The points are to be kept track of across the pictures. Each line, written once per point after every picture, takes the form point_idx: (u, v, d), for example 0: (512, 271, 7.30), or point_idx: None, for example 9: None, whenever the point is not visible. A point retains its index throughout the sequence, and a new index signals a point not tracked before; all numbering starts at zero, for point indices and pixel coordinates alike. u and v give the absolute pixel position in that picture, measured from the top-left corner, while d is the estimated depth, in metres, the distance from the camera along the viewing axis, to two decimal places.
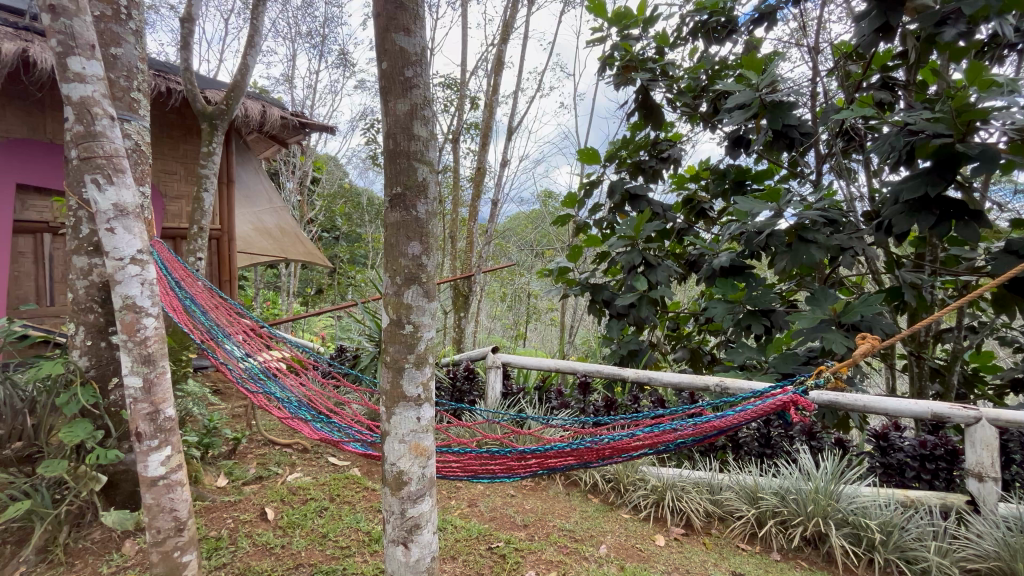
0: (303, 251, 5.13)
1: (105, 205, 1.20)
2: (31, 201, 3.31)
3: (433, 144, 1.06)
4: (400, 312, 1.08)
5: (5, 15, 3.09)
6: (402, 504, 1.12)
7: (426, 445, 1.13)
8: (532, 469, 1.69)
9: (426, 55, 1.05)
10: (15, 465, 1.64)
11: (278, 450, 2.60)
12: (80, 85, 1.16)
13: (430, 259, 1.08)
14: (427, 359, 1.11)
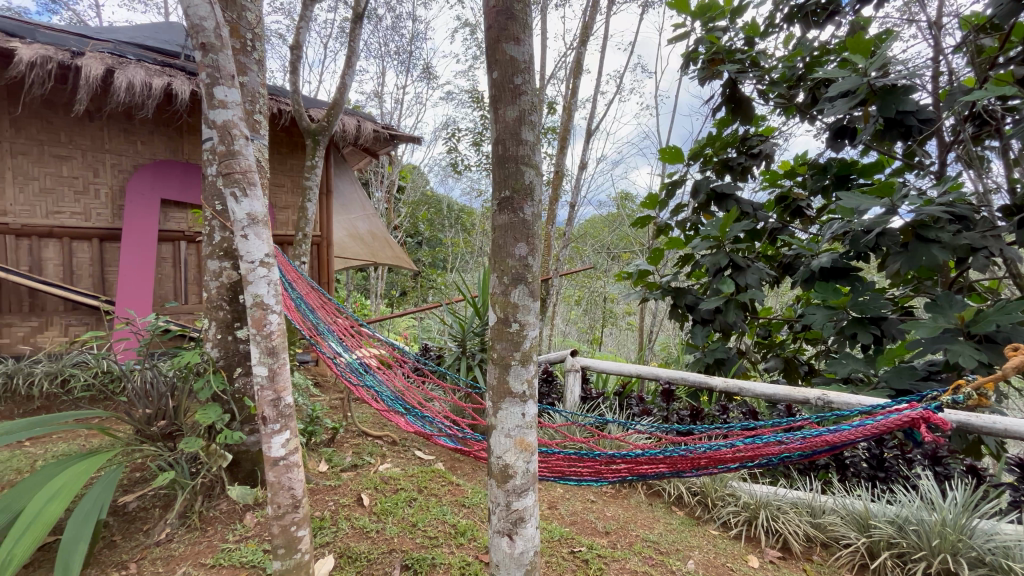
0: (391, 254, 5.47)
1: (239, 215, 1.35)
2: (173, 213, 3.84)
3: (539, 148, 1.08)
4: (507, 310, 1.10)
5: (155, 55, 3.62)
6: (508, 496, 1.14)
7: (530, 441, 1.16)
8: (621, 474, 1.67)
9: (534, 62, 1.08)
10: (161, 441, 1.92)
11: (370, 441, 2.78)
12: (221, 112, 1.33)
13: (535, 259, 1.10)
14: (532, 357, 1.13)
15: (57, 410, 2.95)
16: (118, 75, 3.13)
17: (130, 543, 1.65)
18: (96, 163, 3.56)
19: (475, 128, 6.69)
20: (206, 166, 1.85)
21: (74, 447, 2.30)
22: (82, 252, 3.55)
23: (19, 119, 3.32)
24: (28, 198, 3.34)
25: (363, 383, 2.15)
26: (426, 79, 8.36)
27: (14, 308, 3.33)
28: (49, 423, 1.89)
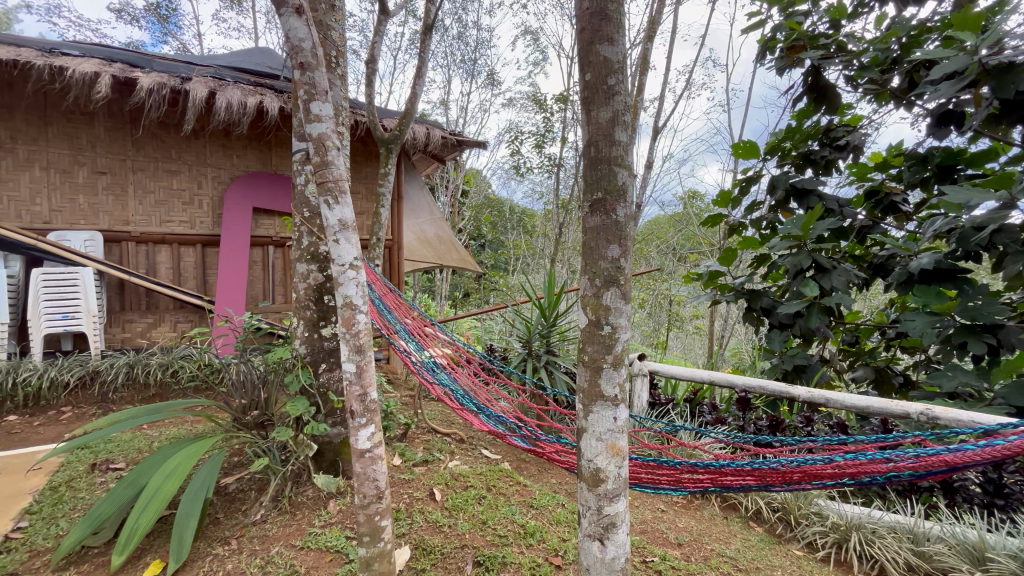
0: (457, 257, 5.58)
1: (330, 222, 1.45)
2: (263, 220, 4.18)
3: (631, 149, 1.07)
4: (599, 313, 1.09)
5: (249, 77, 3.97)
6: (599, 500, 1.13)
7: (621, 446, 1.13)
8: (703, 485, 1.61)
9: (627, 62, 1.07)
10: (255, 429, 2.10)
11: (439, 437, 2.87)
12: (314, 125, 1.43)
13: (627, 261, 1.09)
14: (623, 360, 1.12)
15: (168, 398, 3.31)
16: (218, 96, 3.46)
17: (231, 521, 1.81)
18: (200, 176, 3.96)
19: (538, 130, 6.72)
20: (297, 176, 2.00)
21: (183, 432, 2.56)
22: (188, 256, 3.96)
23: (139, 139, 3.76)
24: (146, 209, 3.78)
25: (439, 382, 2.22)
26: (491, 85, 8.53)
27: (134, 306, 3.78)
28: (164, 409, 2.12)
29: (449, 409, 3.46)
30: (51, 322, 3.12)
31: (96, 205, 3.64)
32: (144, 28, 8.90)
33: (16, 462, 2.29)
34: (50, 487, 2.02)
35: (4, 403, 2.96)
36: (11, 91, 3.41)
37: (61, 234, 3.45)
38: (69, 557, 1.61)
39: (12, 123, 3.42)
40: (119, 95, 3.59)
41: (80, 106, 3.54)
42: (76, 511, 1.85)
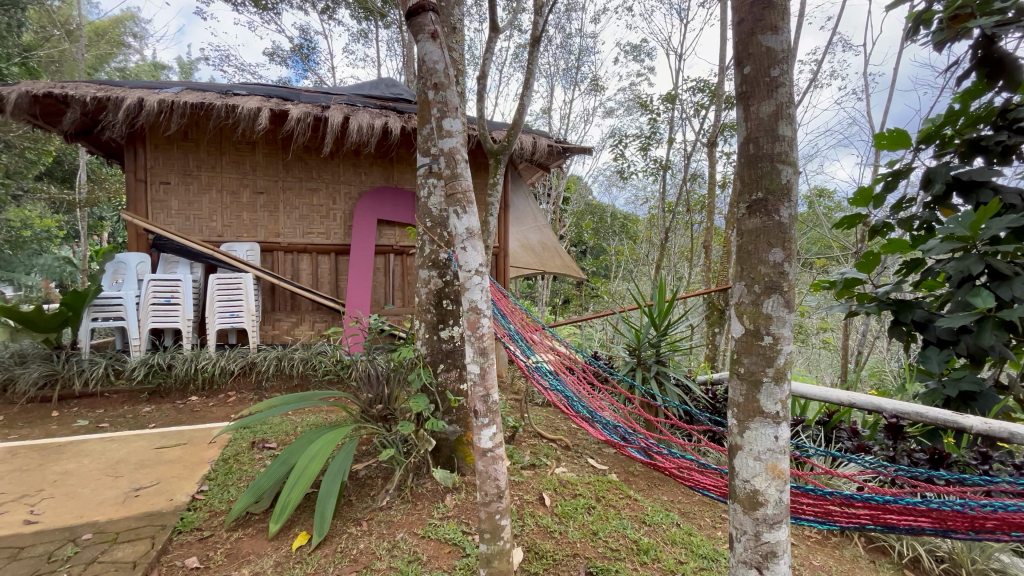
0: (560, 263, 5.67)
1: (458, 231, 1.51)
2: (385, 231, 4.58)
3: (797, 143, 0.99)
4: (758, 322, 1.01)
5: (376, 102, 4.40)
6: (757, 526, 1.04)
7: (783, 468, 1.04)
8: (860, 521, 1.43)
9: (791, 51, 0.99)
10: (380, 422, 2.29)
11: (545, 442, 2.88)
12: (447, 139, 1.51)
13: (792, 266, 1.00)
14: (786, 374, 1.02)
15: (308, 389, 3.75)
16: (351, 121, 3.88)
17: (362, 504, 1.98)
18: (335, 192, 4.46)
19: (643, 133, 6.51)
20: (420, 189, 2.16)
21: (321, 420, 2.89)
22: (324, 263, 4.46)
23: (288, 162, 4.35)
24: (293, 222, 4.35)
25: (553, 389, 2.28)
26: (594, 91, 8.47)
27: (282, 307, 4.35)
28: (307, 398, 2.40)
29: (554, 416, 3.48)
30: (222, 319, 3.70)
31: (255, 220, 4.27)
32: (288, 66, 10.27)
33: (198, 436, 2.74)
34: (222, 459, 2.39)
35: (188, 385, 3.56)
36: (197, 129, 4.13)
37: (230, 245, 4.08)
38: (237, 519, 1.88)
39: (197, 154, 4.14)
40: (275, 126, 4.18)
41: (245, 137, 4.18)
42: (241, 481, 2.17)
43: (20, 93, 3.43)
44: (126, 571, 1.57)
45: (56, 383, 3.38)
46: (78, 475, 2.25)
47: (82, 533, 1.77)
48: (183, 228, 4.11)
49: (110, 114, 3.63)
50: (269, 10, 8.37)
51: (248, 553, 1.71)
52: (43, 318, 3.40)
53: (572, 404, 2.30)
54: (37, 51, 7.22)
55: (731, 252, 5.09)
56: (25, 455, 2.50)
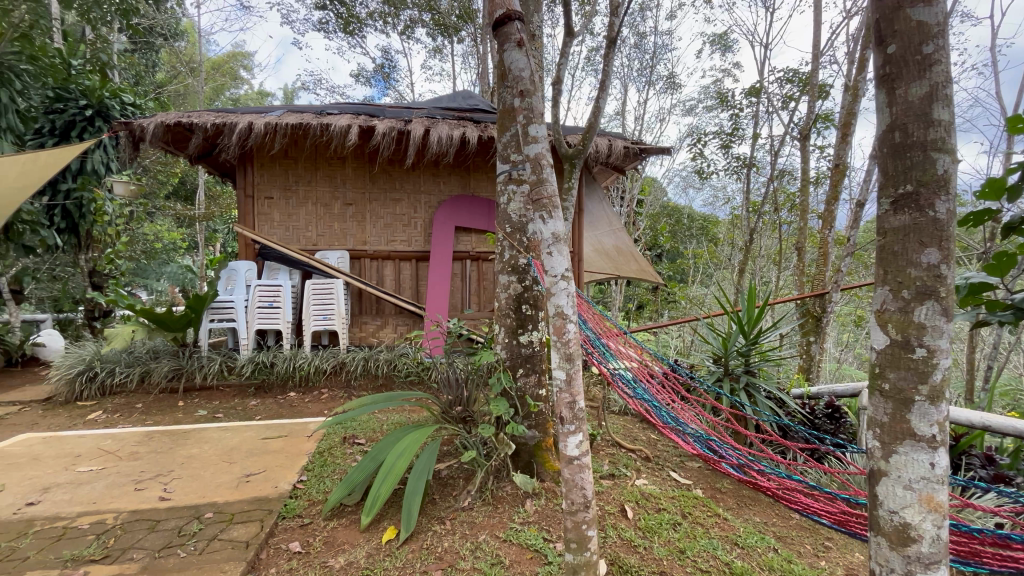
0: (636, 267, 5.51)
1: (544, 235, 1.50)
2: (463, 237, 4.72)
3: (957, 129, 0.87)
4: (908, 332, 0.91)
5: (454, 114, 4.57)
6: (908, 564, 0.92)
7: (941, 500, 0.91)
8: (1016, 566, 1.34)
9: (949, 24, 0.88)
10: (460, 423, 2.34)
11: (624, 452, 2.79)
12: (534, 143, 1.51)
13: (951, 269, 0.88)
14: (944, 393, 0.90)
15: (392, 389, 3.94)
16: (432, 133, 4.05)
17: (445, 503, 2.03)
18: (416, 202, 4.68)
19: (723, 130, 6.16)
20: (501, 196, 2.19)
21: (404, 419, 3.02)
22: (406, 270, 4.68)
23: (374, 175, 4.62)
24: (378, 231, 4.62)
25: (641, 399, 2.21)
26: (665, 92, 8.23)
27: (368, 311, 4.62)
28: (393, 398, 2.50)
29: (632, 425, 3.37)
30: (316, 322, 4.00)
31: (345, 230, 4.57)
32: (372, 86, 10.96)
33: (296, 429, 2.97)
34: (318, 452, 2.57)
35: (288, 381, 3.88)
36: (296, 147, 4.52)
37: (324, 253, 4.41)
38: (332, 509, 2.01)
39: (296, 170, 4.53)
40: (363, 141, 4.46)
41: (337, 153, 4.50)
42: (336, 473, 2.32)
43: (157, 123, 3.95)
44: (240, 549, 1.73)
45: (181, 376, 3.83)
46: (201, 460, 2.53)
47: (205, 512, 1.98)
48: (284, 238, 4.50)
49: (226, 138, 4.08)
50: (355, 35, 8.98)
51: (343, 542, 1.81)
52: (172, 319, 3.87)
53: (659, 414, 2.24)
54: (167, 87, 8.31)
55: (828, 254, 4.64)
56: (158, 439, 2.86)
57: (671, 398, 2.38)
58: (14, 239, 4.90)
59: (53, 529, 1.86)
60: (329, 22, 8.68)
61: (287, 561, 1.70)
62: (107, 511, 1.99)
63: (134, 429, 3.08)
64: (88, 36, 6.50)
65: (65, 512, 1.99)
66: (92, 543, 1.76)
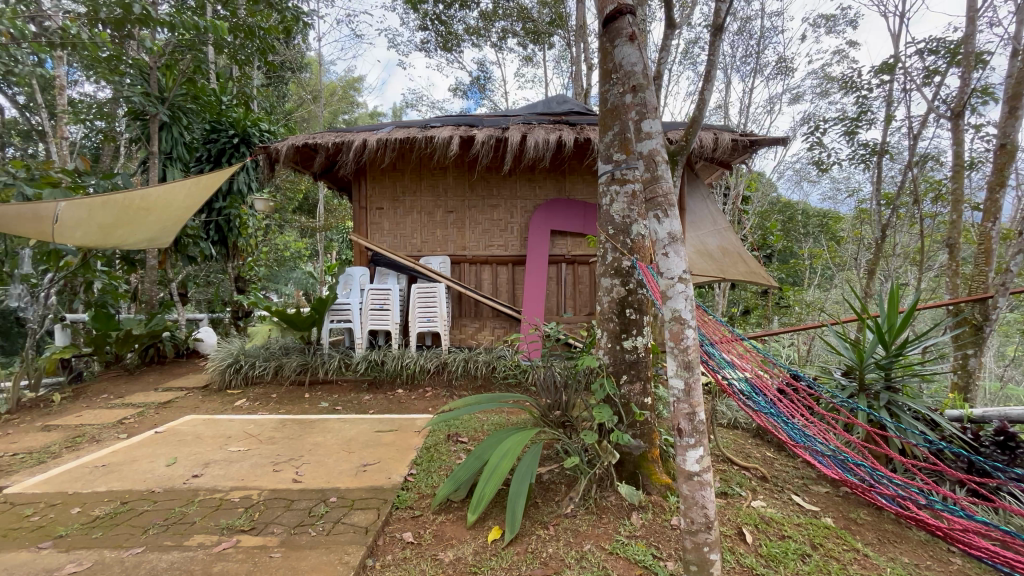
0: (744, 269, 5.06)
1: (661, 235, 1.42)
2: (559, 241, 4.71)
3: None
4: None
5: (550, 119, 4.61)
6: None
7: None
8: None
9: None
10: (559, 428, 2.32)
11: (737, 470, 2.58)
12: (648, 140, 1.44)
13: None
14: None
15: (491, 390, 4.05)
16: (528, 138, 4.09)
17: (548, 508, 2.01)
18: (512, 207, 4.76)
19: (847, 115, 5.46)
20: (603, 197, 2.15)
21: (504, 420, 3.08)
22: (503, 274, 4.79)
23: (473, 183, 4.79)
24: (477, 237, 4.78)
25: (767, 414, 2.04)
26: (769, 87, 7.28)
27: (467, 313, 4.79)
28: (496, 399, 2.54)
29: (744, 440, 3.10)
30: (421, 323, 4.22)
31: (447, 236, 4.79)
32: (468, 98, 11.40)
33: (405, 425, 3.17)
34: (425, 447, 2.71)
35: (396, 379, 4.15)
36: (404, 160, 4.82)
37: (427, 258, 4.66)
38: (441, 504, 2.09)
39: (403, 182, 4.84)
40: (463, 151, 4.65)
41: (440, 163, 4.74)
42: (442, 469, 2.42)
43: (288, 146, 4.45)
44: (361, 534, 1.86)
45: (307, 371, 4.26)
46: (324, 448, 2.79)
47: (330, 496, 2.17)
48: (392, 245, 4.83)
49: (344, 155, 4.47)
50: (453, 51, 9.42)
51: (451, 536, 1.87)
52: (300, 320, 4.26)
53: (791, 432, 2.06)
54: (294, 114, 9.37)
55: (991, 252, 3.89)
56: (290, 427, 3.20)
57: (803, 414, 2.17)
58: (182, 251, 5.75)
59: (211, 499, 2.16)
60: (430, 41, 9.24)
61: (402, 550, 1.80)
62: (253, 488, 2.27)
63: (271, 416, 3.48)
64: (234, 75, 7.55)
65: (221, 486, 2.30)
66: (241, 516, 2.01)
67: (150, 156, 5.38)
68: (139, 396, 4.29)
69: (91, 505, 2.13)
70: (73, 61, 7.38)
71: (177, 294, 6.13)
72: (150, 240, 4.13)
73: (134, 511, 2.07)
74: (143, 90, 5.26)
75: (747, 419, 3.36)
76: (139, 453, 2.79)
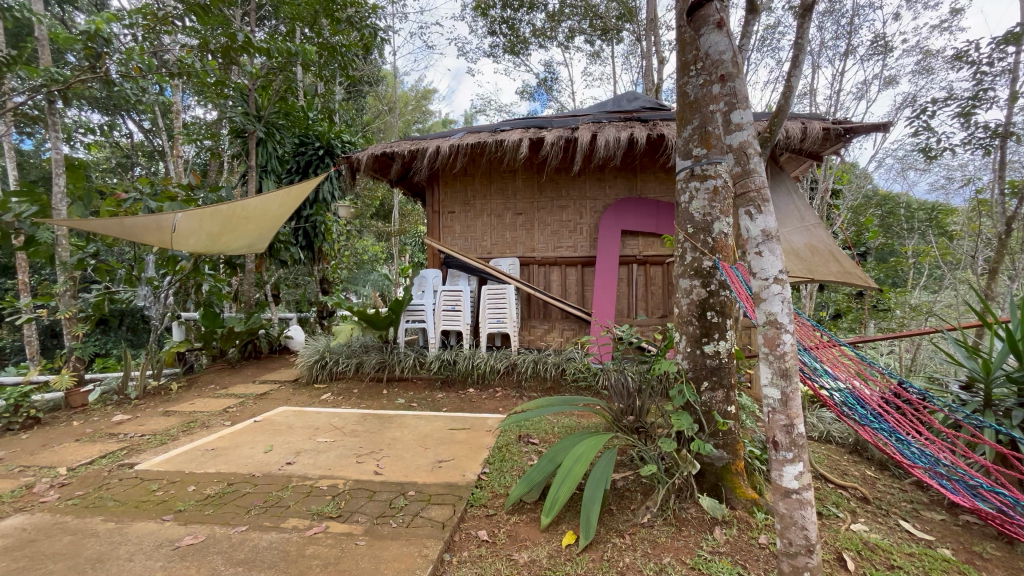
0: (837, 270, 4.61)
1: (753, 233, 1.37)
2: (629, 241, 4.59)
3: None
4: None
5: (620, 116, 4.52)
6: None
7: None
8: None
9: None
10: (634, 434, 2.25)
11: (832, 488, 2.36)
12: (739, 133, 1.42)
13: None
14: None
15: (560, 392, 4.03)
16: (598, 137, 4.02)
17: (623, 515, 1.96)
18: (581, 208, 4.71)
19: (961, 94, 4.82)
20: (681, 194, 2.06)
21: (575, 423, 3.05)
22: (572, 275, 4.74)
23: (542, 184, 4.79)
24: (546, 238, 4.77)
25: (880, 432, 1.84)
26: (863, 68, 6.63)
27: (536, 315, 4.80)
28: (569, 402, 2.51)
29: (839, 456, 2.84)
30: (491, 324, 4.27)
31: (516, 238, 4.84)
32: (535, 99, 11.47)
33: (477, 424, 3.24)
34: (498, 446, 2.75)
35: (468, 378, 4.25)
36: (474, 164, 4.93)
37: (497, 260, 4.72)
38: (514, 505, 2.10)
39: (474, 186, 4.95)
40: (532, 153, 4.66)
41: (509, 166, 4.80)
42: (514, 469, 2.44)
43: (368, 155, 4.70)
44: (438, 529, 1.92)
45: (385, 368, 4.49)
46: (402, 442, 2.92)
47: (409, 490, 2.26)
48: (464, 247, 4.95)
49: (418, 161, 4.64)
50: (520, 54, 9.52)
51: (526, 538, 1.87)
52: (379, 319, 4.49)
53: (906, 450, 1.83)
54: (372, 124, 9.93)
55: None
56: (370, 421, 3.38)
57: (919, 430, 1.93)
58: (276, 255, 6.34)
59: (303, 486, 2.33)
60: (498, 46, 9.39)
61: (477, 547, 1.82)
62: (339, 478, 2.41)
63: (353, 410, 3.70)
64: (319, 91, 8.13)
65: (310, 473, 2.47)
66: (330, 503, 2.15)
67: (249, 170, 5.93)
68: (240, 387, 4.74)
69: (203, 485, 2.37)
70: (186, 88, 8.32)
71: (271, 294, 6.71)
72: (251, 244, 4.60)
73: (238, 492, 2.28)
74: (243, 110, 5.80)
75: (842, 433, 3.07)
76: (242, 439, 3.07)
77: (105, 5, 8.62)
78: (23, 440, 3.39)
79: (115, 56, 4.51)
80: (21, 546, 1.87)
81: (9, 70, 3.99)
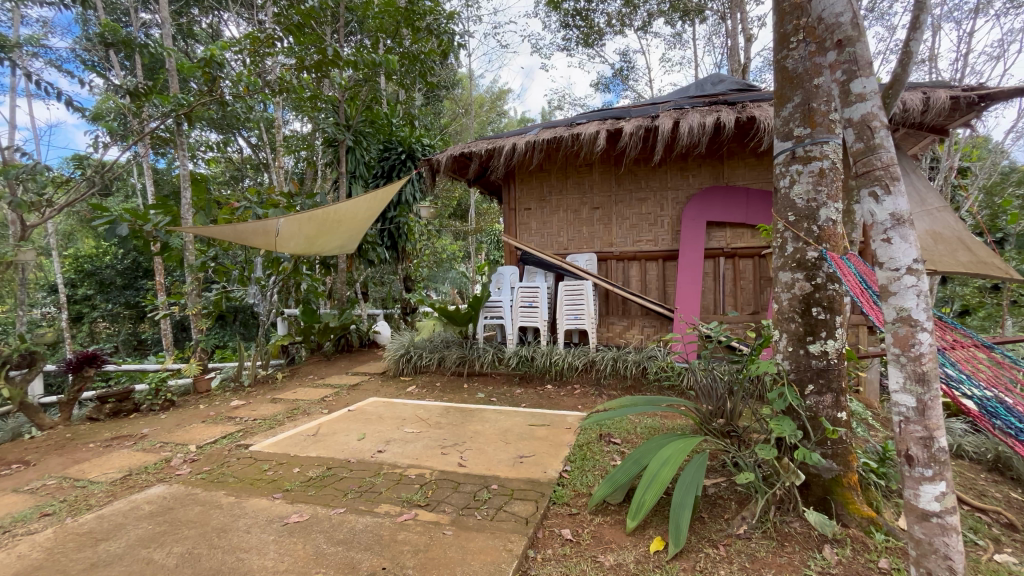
0: (968, 259, 3.98)
1: (880, 218, 1.26)
2: (715, 233, 4.32)
3: None
4: None
5: (704, 101, 4.27)
6: None
7: None
8: None
9: None
10: (726, 439, 2.10)
11: (967, 512, 2.04)
12: (861, 105, 1.30)
13: None
14: None
15: (642, 391, 3.88)
16: (681, 124, 3.81)
17: (716, 525, 1.84)
18: (662, 200, 4.51)
19: None
20: (780, 179, 1.89)
21: (659, 425, 2.93)
22: (652, 270, 4.56)
23: (620, 177, 4.65)
24: (624, 232, 4.63)
25: None
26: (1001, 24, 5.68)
27: (615, 311, 4.68)
28: (654, 402, 2.40)
29: (975, 474, 2.46)
30: (568, 321, 4.22)
31: (593, 233, 4.74)
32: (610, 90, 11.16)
33: (557, 421, 3.22)
34: (578, 445, 2.71)
35: (546, 375, 4.24)
36: (550, 161, 4.90)
37: (574, 256, 4.66)
38: (598, 505, 2.05)
39: (550, 182, 4.92)
40: (610, 146, 4.54)
41: (585, 160, 4.71)
42: (596, 469, 2.39)
43: (447, 156, 4.84)
44: (522, 524, 1.92)
45: (465, 364, 4.60)
46: (483, 436, 2.97)
47: (491, 484, 2.29)
48: (540, 244, 4.95)
49: (495, 160, 4.70)
50: (594, 46, 9.31)
51: (610, 540, 1.82)
52: (458, 315, 4.61)
53: None
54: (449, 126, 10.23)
55: None
56: (452, 414, 3.49)
57: None
58: (364, 255, 6.75)
59: (393, 474, 2.45)
60: (571, 39, 9.24)
61: (561, 545, 1.81)
62: (425, 467, 2.51)
63: (437, 403, 3.85)
64: (401, 98, 8.52)
65: (400, 462, 2.60)
66: (418, 491, 2.24)
67: (340, 176, 6.38)
68: (335, 377, 5.12)
69: (306, 467, 2.58)
70: (286, 104, 9.10)
71: (360, 292, 7.16)
72: (343, 245, 4.95)
73: (336, 476, 2.45)
74: (334, 121, 6.22)
75: (977, 448, 2.65)
76: (337, 426, 3.30)
77: (219, 35, 9.64)
78: (163, 419, 3.91)
79: (228, 80, 5.00)
80: (162, 512, 2.14)
81: (146, 99, 4.59)
